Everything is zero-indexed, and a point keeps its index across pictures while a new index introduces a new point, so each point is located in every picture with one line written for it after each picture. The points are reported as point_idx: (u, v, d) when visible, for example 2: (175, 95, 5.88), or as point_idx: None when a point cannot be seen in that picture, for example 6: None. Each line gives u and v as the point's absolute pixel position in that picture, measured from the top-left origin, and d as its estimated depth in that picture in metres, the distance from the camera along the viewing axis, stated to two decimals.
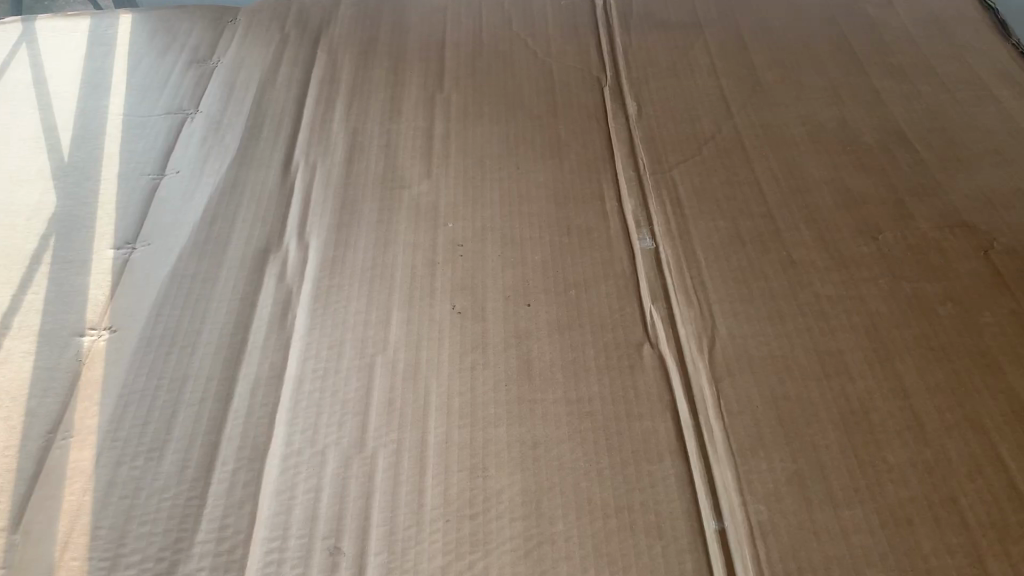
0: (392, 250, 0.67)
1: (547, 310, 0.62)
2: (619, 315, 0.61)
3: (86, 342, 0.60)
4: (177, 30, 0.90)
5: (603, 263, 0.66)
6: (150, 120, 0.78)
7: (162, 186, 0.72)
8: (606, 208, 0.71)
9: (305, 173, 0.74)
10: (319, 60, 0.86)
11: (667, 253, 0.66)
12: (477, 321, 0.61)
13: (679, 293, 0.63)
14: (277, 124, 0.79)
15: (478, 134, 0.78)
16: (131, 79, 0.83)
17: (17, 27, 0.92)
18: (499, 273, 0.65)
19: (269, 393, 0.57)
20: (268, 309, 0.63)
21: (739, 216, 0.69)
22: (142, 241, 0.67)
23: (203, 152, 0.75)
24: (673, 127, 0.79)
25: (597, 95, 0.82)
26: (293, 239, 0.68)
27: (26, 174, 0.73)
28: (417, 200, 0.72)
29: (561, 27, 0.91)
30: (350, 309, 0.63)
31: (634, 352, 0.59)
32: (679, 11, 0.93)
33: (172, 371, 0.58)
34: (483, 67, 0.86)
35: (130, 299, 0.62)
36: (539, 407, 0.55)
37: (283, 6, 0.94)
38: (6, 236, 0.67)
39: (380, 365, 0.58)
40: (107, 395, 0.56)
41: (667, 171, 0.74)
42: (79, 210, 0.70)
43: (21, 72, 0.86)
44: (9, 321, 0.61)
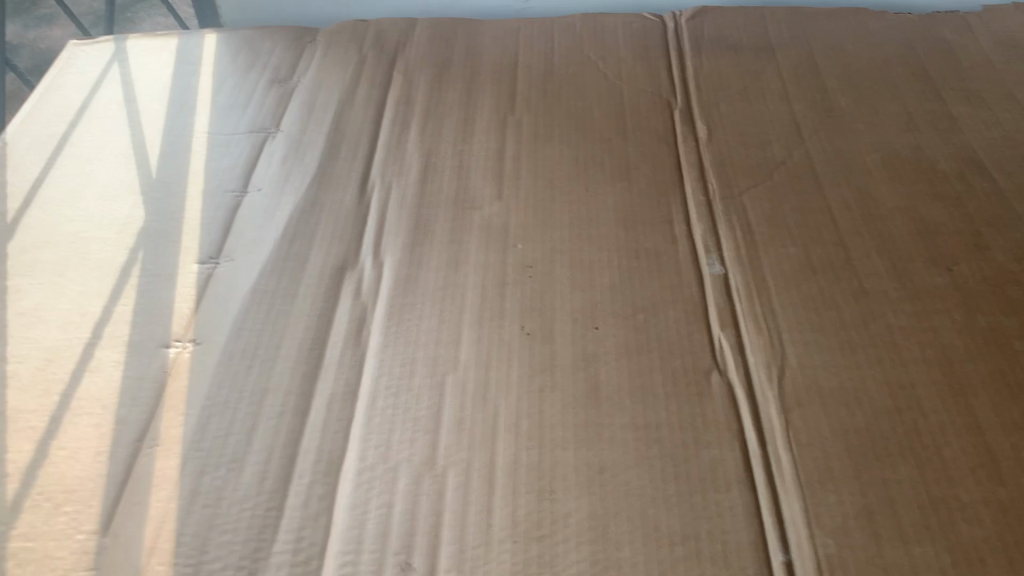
0: (463, 270, 0.69)
1: (616, 333, 0.62)
2: (687, 341, 0.62)
3: (172, 353, 0.62)
4: (259, 49, 0.93)
5: (672, 287, 0.66)
6: (234, 138, 0.81)
7: (244, 202, 0.75)
8: (675, 232, 0.71)
9: (380, 192, 0.76)
10: (395, 81, 0.89)
11: (736, 278, 0.67)
12: (546, 343, 0.62)
13: (749, 320, 0.63)
14: (354, 144, 0.81)
15: (549, 156, 0.79)
16: (216, 96, 0.87)
17: (110, 46, 0.97)
18: (568, 295, 0.66)
19: (344, 409, 0.59)
20: (344, 325, 0.65)
21: (810, 243, 0.69)
22: (226, 257, 0.69)
23: (283, 170, 0.78)
24: (744, 151, 0.79)
25: (668, 118, 0.83)
26: (368, 258, 0.70)
27: (116, 188, 0.77)
28: (488, 221, 0.73)
29: (633, 49, 0.91)
30: (422, 328, 0.64)
31: (702, 379, 0.59)
32: (751, 33, 0.93)
33: (252, 384, 0.60)
34: (554, 89, 0.87)
35: (214, 313, 0.65)
36: (607, 431, 0.56)
37: (360, 26, 0.96)
38: (99, 250, 0.71)
39: (450, 385, 0.60)
40: (192, 405, 0.59)
41: (737, 195, 0.74)
42: (166, 224, 0.73)
43: (113, 89, 0.90)
44: (101, 331, 0.64)
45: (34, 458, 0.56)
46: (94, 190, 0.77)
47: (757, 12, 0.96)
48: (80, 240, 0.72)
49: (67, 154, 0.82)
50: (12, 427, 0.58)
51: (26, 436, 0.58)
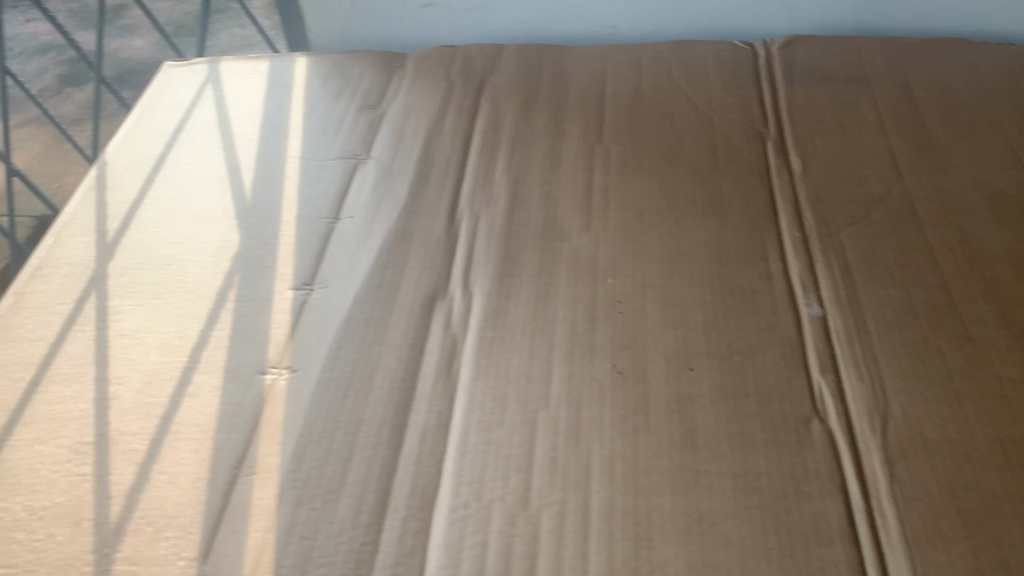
0: (552, 303, 0.68)
1: (712, 375, 0.61)
2: (785, 387, 0.61)
3: (269, 380, 0.63)
4: (349, 74, 0.96)
5: (768, 329, 0.65)
6: (326, 163, 0.83)
7: (337, 229, 0.76)
8: (770, 269, 0.70)
9: (469, 222, 0.77)
10: (483, 108, 0.90)
11: (835, 321, 0.65)
12: (639, 383, 0.61)
13: (849, 366, 0.62)
14: (444, 172, 0.82)
15: (638, 188, 0.79)
16: (308, 121, 0.89)
17: (204, 68, 0.99)
18: (661, 333, 0.65)
19: (436, 443, 0.58)
20: (435, 356, 0.65)
21: (912, 286, 0.67)
22: (320, 284, 0.71)
23: (375, 198, 0.79)
24: (840, 186, 0.77)
25: (760, 149, 0.82)
26: (458, 288, 0.70)
27: (212, 211, 0.79)
28: (577, 253, 0.73)
29: (723, 77, 0.90)
30: (513, 362, 0.64)
31: (802, 427, 0.58)
32: (845, 63, 0.91)
33: (347, 415, 0.60)
34: (643, 118, 0.87)
35: (309, 341, 0.66)
36: (704, 478, 0.55)
37: (448, 52, 0.98)
38: (196, 273, 0.73)
39: (542, 422, 0.59)
40: (288, 434, 0.59)
41: (835, 233, 0.72)
42: (262, 250, 0.74)
43: (207, 111, 0.92)
44: (198, 356, 0.66)
45: (135, 482, 0.58)
46: (190, 212, 0.79)
47: (850, 42, 0.94)
48: (177, 263, 0.74)
49: (163, 175, 0.84)
50: (115, 450, 0.60)
51: (128, 459, 0.59)
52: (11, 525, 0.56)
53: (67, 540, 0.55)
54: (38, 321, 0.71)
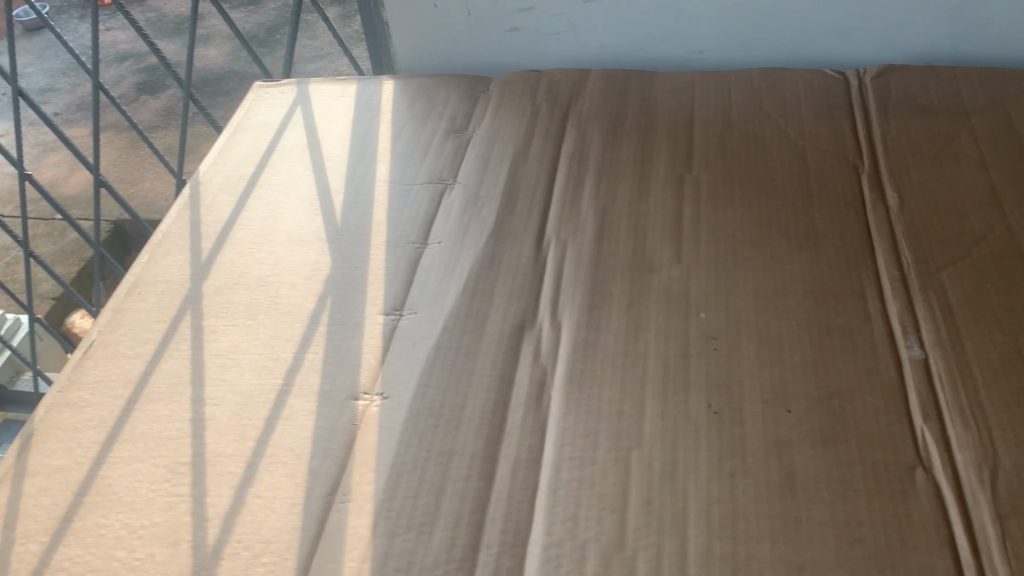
0: (643, 337, 0.67)
1: (810, 419, 0.60)
2: (887, 432, 0.59)
3: (361, 406, 0.64)
4: (435, 99, 0.98)
5: (867, 371, 0.63)
6: (414, 188, 0.85)
7: (425, 255, 0.77)
8: (868, 308, 0.68)
9: (557, 250, 0.76)
10: (570, 135, 0.90)
11: (938, 365, 0.63)
12: (735, 424, 0.60)
13: (955, 413, 0.59)
14: (531, 198, 0.82)
15: (728, 220, 0.78)
16: (396, 146, 0.91)
17: (293, 89, 1.01)
18: (756, 371, 0.64)
19: (528, 478, 0.58)
20: (525, 388, 0.64)
21: (1020, 331, 0.65)
22: (409, 309, 0.71)
23: (463, 224, 0.80)
24: (940, 222, 0.75)
25: (854, 182, 0.80)
26: (547, 318, 0.70)
27: (304, 234, 0.80)
28: (667, 285, 0.72)
29: (814, 108, 0.90)
30: (604, 396, 0.63)
31: (906, 476, 0.56)
32: (941, 94, 0.89)
33: (439, 445, 0.60)
34: (733, 147, 0.86)
35: (400, 367, 0.66)
36: (805, 525, 0.54)
37: (534, 79, 0.99)
38: (288, 295, 0.74)
39: (636, 461, 0.58)
40: (381, 463, 0.60)
41: (935, 272, 0.70)
42: (352, 274, 0.75)
43: (296, 133, 0.94)
44: (291, 379, 0.66)
45: (232, 505, 0.58)
46: (282, 234, 0.80)
47: (947, 73, 0.92)
48: (269, 284, 0.75)
49: (255, 196, 0.85)
50: (211, 471, 0.61)
51: (225, 481, 0.60)
52: (112, 542, 0.57)
53: (166, 560, 0.56)
54: (135, 338, 0.72)
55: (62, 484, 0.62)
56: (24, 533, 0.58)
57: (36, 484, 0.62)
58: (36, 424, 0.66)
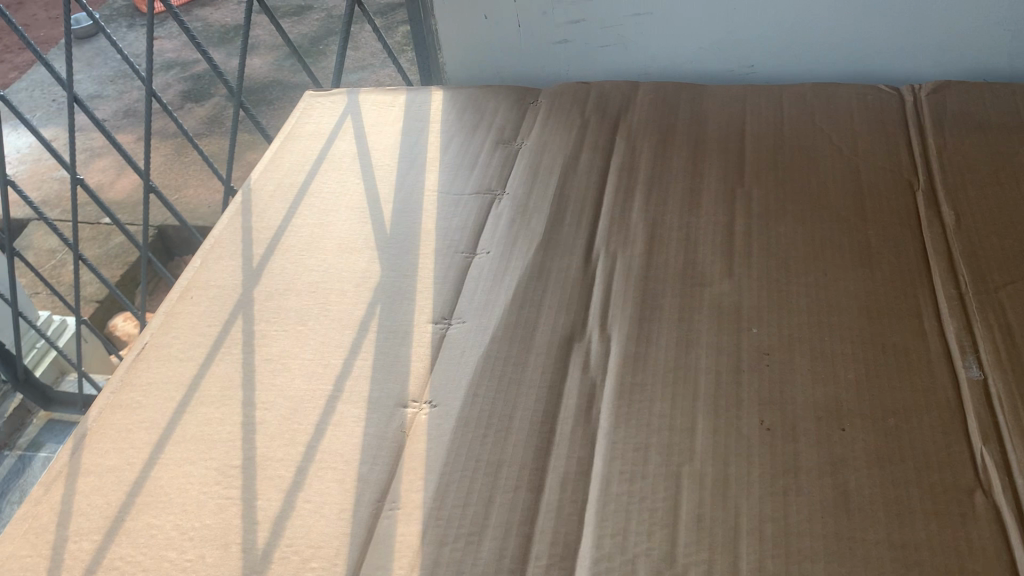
0: (694, 352, 0.67)
1: (865, 437, 0.59)
2: (945, 454, 0.58)
3: (410, 413, 0.64)
4: (483, 110, 0.98)
5: (923, 390, 0.62)
6: (462, 198, 0.85)
7: (474, 264, 0.77)
8: (925, 327, 0.67)
9: (607, 261, 0.76)
10: (620, 147, 0.90)
11: (998, 385, 0.62)
12: (788, 441, 0.59)
13: (1016, 434, 0.58)
14: (579, 210, 0.82)
15: (780, 235, 0.77)
16: (444, 156, 0.91)
17: (343, 98, 1.02)
18: (810, 389, 0.63)
19: (577, 490, 0.58)
20: (574, 400, 0.64)
21: None
22: (457, 318, 0.71)
23: (512, 234, 0.80)
24: (998, 241, 0.73)
25: (909, 199, 0.79)
26: (596, 330, 0.70)
27: (354, 242, 0.81)
28: (718, 299, 0.71)
29: (868, 123, 0.89)
30: (654, 411, 0.63)
31: (965, 499, 0.55)
32: (999, 111, 0.88)
33: (488, 454, 0.60)
34: (784, 162, 0.85)
35: (449, 376, 0.66)
36: (860, 546, 0.53)
37: (583, 91, 0.99)
38: (337, 302, 0.74)
39: (687, 476, 0.58)
40: (430, 471, 0.60)
41: (993, 291, 0.69)
42: (401, 282, 0.76)
43: (346, 141, 0.95)
44: (341, 386, 0.67)
45: (281, 509, 0.59)
46: (332, 242, 0.81)
47: (1006, 90, 0.91)
48: (319, 291, 0.76)
49: (305, 203, 0.86)
50: (261, 475, 0.61)
51: (275, 485, 0.60)
52: (163, 543, 0.58)
53: (216, 562, 0.56)
54: (187, 341, 0.73)
55: (115, 483, 0.62)
56: (77, 531, 0.59)
57: (90, 483, 0.63)
58: (90, 423, 0.67)
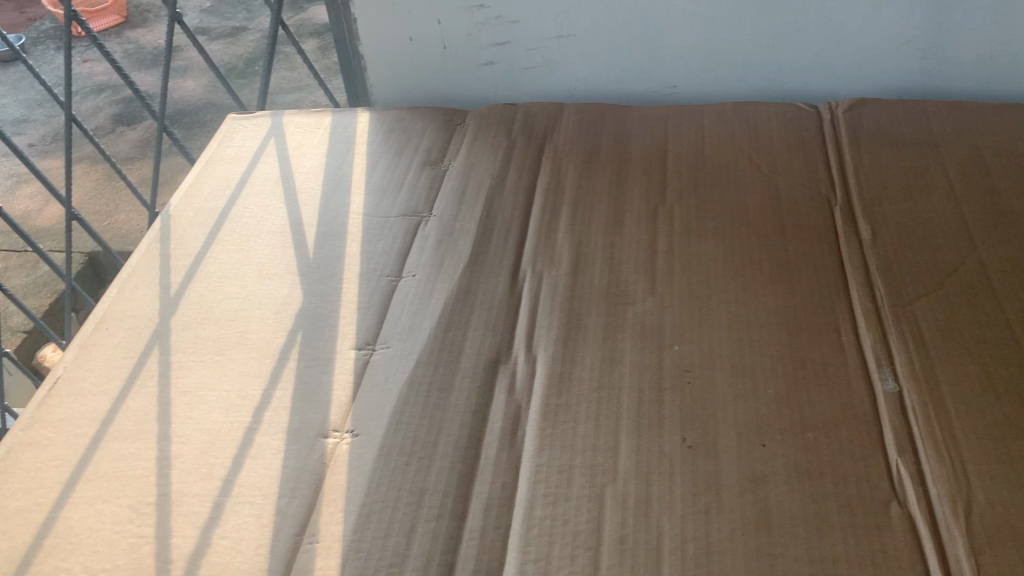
0: (618, 371, 0.67)
1: (784, 453, 0.60)
2: (862, 467, 0.58)
3: (331, 444, 0.63)
4: (410, 131, 0.97)
5: (841, 404, 0.63)
6: (388, 221, 0.84)
7: (399, 288, 0.76)
8: (842, 340, 0.68)
9: (533, 282, 0.76)
10: (546, 168, 0.90)
11: (911, 397, 0.63)
12: (710, 458, 0.60)
13: (929, 445, 0.59)
14: (506, 231, 0.82)
15: (703, 253, 0.78)
16: (370, 178, 0.90)
17: (267, 121, 1.01)
18: (731, 406, 0.63)
19: (500, 516, 0.57)
20: (499, 424, 0.63)
21: (992, 362, 0.65)
22: (381, 343, 0.70)
23: (437, 257, 0.79)
24: (912, 254, 0.75)
25: (827, 214, 0.80)
26: (522, 351, 0.69)
27: (276, 268, 0.79)
28: (642, 318, 0.71)
29: (788, 141, 0.90)
30: (579, 432, 0.62)
31: (881, 511, 0.56)
32: (912, 128, 0.91)
33: (411, 483, 0.59)
34: (706, 181, 0.86)
35: (371, 404, 0.65)
36: (780, 562, 0.53)
37: (509, 112, 0.99)
38: (257, 331, 0.73)
39: (610, 498, 0.58)
40: (351, 502, 0.58)
41: (907, 304, 0.70)
42: (323, 307, 0.74)
43: (269, 165, 0.93)
44: (261, 417, 0.65)
45: (196, 546, 0.57)
46: (253, 268, 0.80)
47: (918, 107, 0.93)
48: (239, 319, 0.74)
49: (227, 229, 0.85)
50: (176, 512, 0.59)
51: (191, 522, 0.58)
52: None
53: None
54: (101, 374, 0.71)
55: (21, 526, 0.60)
56: None
57: None
58: None
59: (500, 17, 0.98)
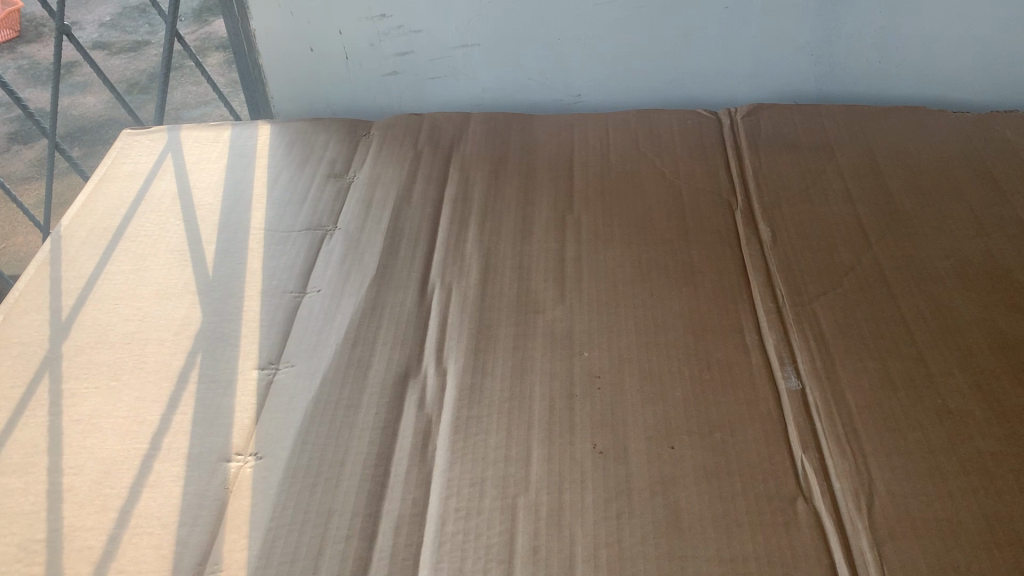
0: (528, 380, 0.66)
1: (693, 454, 0.60)
2: (769, 464, 0.59)
3: (233, 468, 0.60)
4: (313, 144, 0.95)
5: (747, 403, 0.64)
6: (291, 235, 0.82)
7: (304, 304, 0.74)
8: (746, 341, 0.69)
9: (442, 294, 0.75)
10: (453, 178, 0.90)
11: (814, 394, 0.64)
12: (620, 463, 0.60)
13: (832, 441, 0.61)
14: (413, 243, 0.81)
15: (610, 259, 0.78)
16: (272, 192, 0.88)
17: (163, 137, 0.97)
18: (640, 410, 0.63)
19: (412, 533, 0.56)
20: (409, 439, 0.62)
21: (889, 356, 0.67)
22: (285, 362, 0.68)
23: (342, 271, 0.77)
24: (811, 254, 0.77)
25: (729, 218, 0.82)
26: (432, 364, 0.68)
27: (174, 287, 0.76)
28: (551, 326, 0.71)
29: (690, 147, 0.92)
30: (490, 443, 0.62)
31: (788, 507, 0.56)
32: (808, 131, 0.93)
33: (318, 504, 0.58)
34: (612, 188, 0.87)
35: (275, 425, 0.63)
36: (691, 564, 0.53)
37: (415, 122, 0.99)
38: (155, 353, 0.70)
39: (523, 508, 0.57)
40: (256, 528, 0.56)
41: (808, 303, 0.72)
42: (225, 327, 0.72)
43: (166, 182, 0.90)
44: (158, 443, 0.62)
45: None
46: (149, 288, 0.76)
47: (813, 112, 0.96)
48: (134, 342, 0.71)
49: (121, 248, 0.81)
50: (69, 547, 0.56)
51: (84, 557, 0.55)
52: None
53: None
54: None
55: None
56: None
57: None
58: None
59: (402, 26, 0.97)
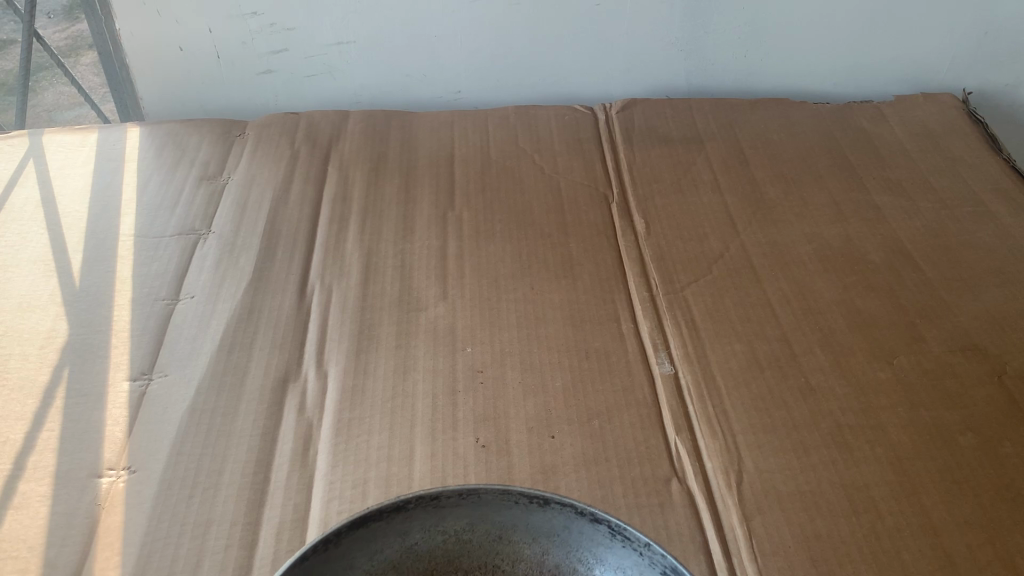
0: (410, 378, 0.67)
1: (572, 443, 0.61)
2: (645, 448, 0.61)
3: (106, 483, 0.58)
4: (185, 145, 0.93)
5: (622, 391, 0.66)
6: (163, 241, 0.80)
7: (176, 310, 0.72)
8: (622, 329, 0.71)
9: (322, 294, 0.74)
10: (331, 177, 0.89)
11: (686, 377, 0.67)
12: (502, 456, 0.61)
13: (703, 423, 0.63)
14: (291, 245, 0.80)
15: (490, 255, 0.79)
16: (142, 197, 0.85)
17: (24, 141, 0.92)
18: (521, 403, 0.65)
19: (293, 539, 0.55)
20: (289, 444, 0.61)
21: (756, 339, 0.70)
22: (159, 371, 0.67)
23: (217, 275, 0.76)
24: (682, 244, 0.80)
25: (605, 211, 0.84)
26: (312, 367, 0.68)
27: (37, 298, 0.73)
28: (433, 323, 0.72)
29: (567, 142, 0.94)
30: (372, 443, 0.61)
31: (663, 489, 0.58)
32: (680, 125, 0.97)
33: (196, 515, 0.56)
34: (493, 183, 0.88)
35: (149, 437, 0.62)
36: None
37: (292, 121, 0.97)
38: (18, 367, 0.66)
39: None
40: (130, 544, 0.54)
41: (679, 290, 0.75)
42: (94, 338, 0.69)
43: (29, 189, 0.86)
44: (23, 462, 0.59)
45: None
46: (11, 300, 0.73)
47: (684, 106, 1.00)
48: None
49: None
50: None
51: None
52: None
53: None
54: None
55: None
56: None
57: None
58: None
59: (275, 25, 0.96)
